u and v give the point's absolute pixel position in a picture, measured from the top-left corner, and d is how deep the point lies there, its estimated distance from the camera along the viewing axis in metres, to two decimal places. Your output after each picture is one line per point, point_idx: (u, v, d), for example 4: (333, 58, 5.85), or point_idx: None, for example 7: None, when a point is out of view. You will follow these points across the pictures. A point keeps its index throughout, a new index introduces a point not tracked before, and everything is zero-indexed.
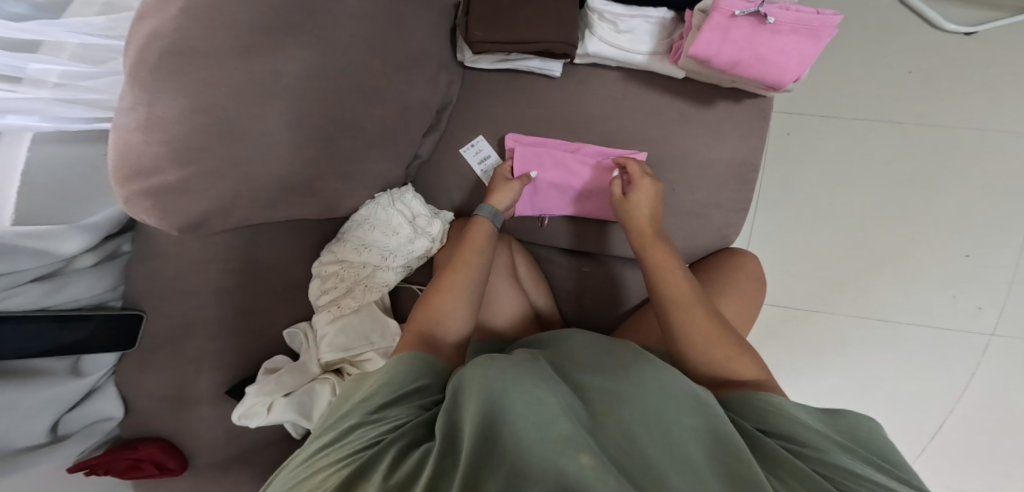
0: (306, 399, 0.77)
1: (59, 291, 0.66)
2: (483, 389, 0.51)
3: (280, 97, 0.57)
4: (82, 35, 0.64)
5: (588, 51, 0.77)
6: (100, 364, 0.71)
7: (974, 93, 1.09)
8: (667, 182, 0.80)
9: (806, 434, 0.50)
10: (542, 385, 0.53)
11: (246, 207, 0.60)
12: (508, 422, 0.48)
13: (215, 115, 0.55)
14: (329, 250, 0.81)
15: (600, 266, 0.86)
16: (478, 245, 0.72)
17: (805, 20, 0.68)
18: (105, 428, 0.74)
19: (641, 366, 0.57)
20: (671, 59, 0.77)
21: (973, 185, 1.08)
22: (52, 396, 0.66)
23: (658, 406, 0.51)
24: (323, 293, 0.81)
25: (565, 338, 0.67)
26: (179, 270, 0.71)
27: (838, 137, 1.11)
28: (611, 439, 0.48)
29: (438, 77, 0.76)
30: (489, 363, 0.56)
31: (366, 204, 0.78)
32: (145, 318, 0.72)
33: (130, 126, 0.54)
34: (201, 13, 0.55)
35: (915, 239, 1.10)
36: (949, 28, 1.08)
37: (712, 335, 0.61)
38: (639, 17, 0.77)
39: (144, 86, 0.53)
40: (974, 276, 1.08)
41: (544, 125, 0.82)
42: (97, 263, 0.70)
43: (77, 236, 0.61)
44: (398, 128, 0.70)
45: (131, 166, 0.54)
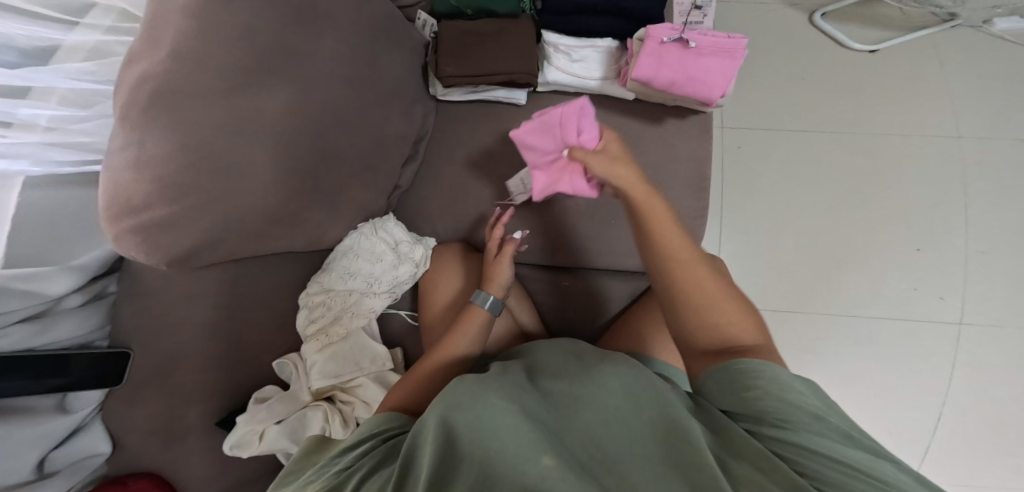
0: (298, 426, 0.80)
1: (46, 332, 0.68)
2: (446, 407, 0.54)
3: (263, 132, 0.61)
4: (72, 80, 0.66)
5: (548, 80, 0.83)
6: (87, 401, 0.73)
7: (891, 103, 1.22)
8: None
9: (776, 407, 0.51)
10: (510, 395, 0.56)
11: (234, 239, 0.63)
12: (472, 433, 0.51)
13: (203, 151, 0.58)
14: (315, 280, 0.85)
15: (580, 280, 0.89)
16: (463, 333, 0.74)
17: (722, 43, 0.75)
18: (92, 464, 0.75)
19: (606, 370, 0.61)
20: (620, 83, 0.84)
21: (910, 183, 1.18)
22: (43, 431, 0.68)
23: (620, 406, 0.55)
24: (310, 322, 0.85)
25: (534, 351, 0.72)
26: (166, 307, 0.74)
27: (784, 147, 1.21)
28: (578, 442, 0.52)
29: (412, 110, 0.81)
30: (462, 384, 0.59)
31: (350, 235, 0.82)
32: (131, 356, 0.74)
33: (123, 166, 0.57)
34: (189, 55, 0.58)
35: (873, 236, 1.16)
36: (854, 47, 1.25)
37: (713, 309, 0.58)
38: (588, 48, 0.83)
39: (136, 126, 0.56)
40: (930, 268, 1.14)
41: (511, 151, 0.87)
42: (84, 304, 0.72)
43: (68, 277, 0.65)
44: (377, 157, 0.75)
45: (124, 204, 0.57)
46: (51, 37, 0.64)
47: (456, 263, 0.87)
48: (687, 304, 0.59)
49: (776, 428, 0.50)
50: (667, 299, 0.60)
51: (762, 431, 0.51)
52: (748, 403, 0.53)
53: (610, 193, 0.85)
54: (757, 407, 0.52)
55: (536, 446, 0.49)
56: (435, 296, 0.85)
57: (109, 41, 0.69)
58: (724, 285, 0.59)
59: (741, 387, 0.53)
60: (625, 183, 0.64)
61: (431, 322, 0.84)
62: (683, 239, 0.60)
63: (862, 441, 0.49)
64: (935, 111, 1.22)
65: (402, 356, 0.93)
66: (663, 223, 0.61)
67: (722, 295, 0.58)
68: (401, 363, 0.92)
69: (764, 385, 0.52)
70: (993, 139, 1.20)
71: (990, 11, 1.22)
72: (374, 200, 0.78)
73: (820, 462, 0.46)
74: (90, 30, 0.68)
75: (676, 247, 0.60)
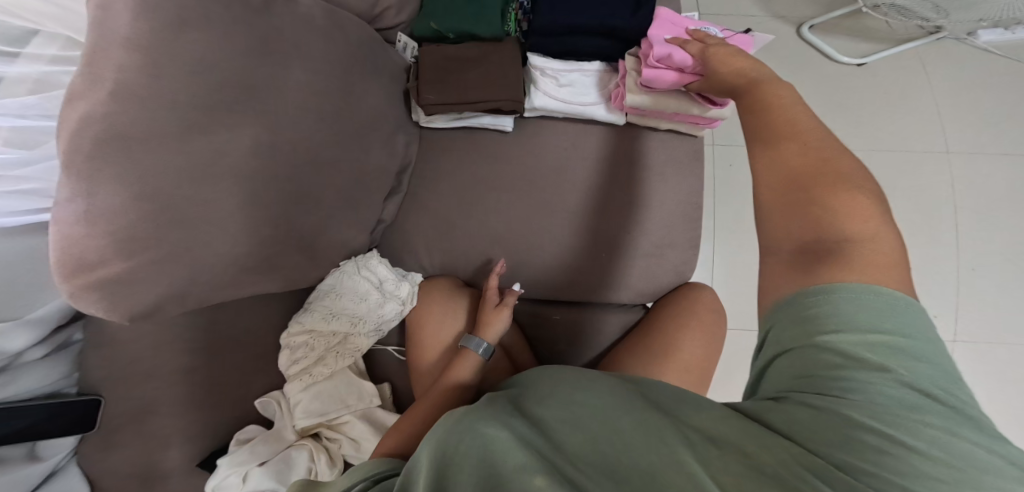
0: (284, 466, 0.74)
1: (9, 384, 0.63)
2: (434, 445, 0.49)
3: (229, 176, 0.57)
4: (14, 117, 0.59)
5: (535, 105, 0.80)
6: (59, 447, 0.67)
7: (879, 116, 1.21)
8: (620, 224, 0.82)
9: (835, 362, 0.44)
10: (500, 416, 0.51)
11: (202, 291, 0.59)
12: (461, 462, 0.46)
13: (161, 202, 0.53)
14: (296, 320, 0.81)
15: (572, 312, 0.85)
16: (455, 380, 0.72)
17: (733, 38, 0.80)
18: None
19: (594, 382, 0.55)
20: (615, 105, 0.81)
21: (900, 197, 1.16)
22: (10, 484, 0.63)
23: (611, 405, 0.50)
24: (292, 363, 0.80)
25: (522, 377, 0.64)
26: (136, 356, 0.69)
27: None
28: (574, 451, 0.45)
29: (394, 139, 0.79)
30: (451, 420, 0.53)
31: (332, 273, 0.78)
32: (103, 403, 0.68)
33: (71, 219, 0.50)
34: (127, 95, 0.51)
35: None
36: (842, 60, 1.24)
37: (823, 196, 0.53)
38: (576, 72, 0.81)
39: (78, 176, 0.49)
40: (923, 285, 1.12)
41: (497, 179, 0.84)
42: (48, 355, 0.66)
43: (24, 332, 0.61)
44: (356, 193, 0.74)
45: (73, 262, 0.51)
46: None
47: (449, 300, 0.83)
48: (789, 189, 0.55)
49: (812, 393, 0.44)
50: (763, 193, 0.57)
51: (798, 398, 0.44)
52: (787, 364, 0.47)
53: (600, 222, 0.82)
54: (807, 372, 0.45)
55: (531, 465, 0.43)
56: (427, 336, 0.81)
57: (53, 72, 0.61)
58: (853, 184, 0.54)
59: (791, 339, 0.47)
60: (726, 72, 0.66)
61: (422, 363, 0.80)
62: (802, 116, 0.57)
63: (939, 398, 0.41)
64: (922, 125, 1.21)
65: (389, 394, 0.89)
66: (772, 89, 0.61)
67: (830, 180, 0.54)
68: (389, 400, 0.89)
69: (801, 342, 0.47)
70: (982, 153, 1.19)
71: (976, 24, 1.22)
72: (355, 238, 0.76)
73: (865, 443, 0.40)
74: (33, 59, 0.60)
75: (789, 140, 0.57)
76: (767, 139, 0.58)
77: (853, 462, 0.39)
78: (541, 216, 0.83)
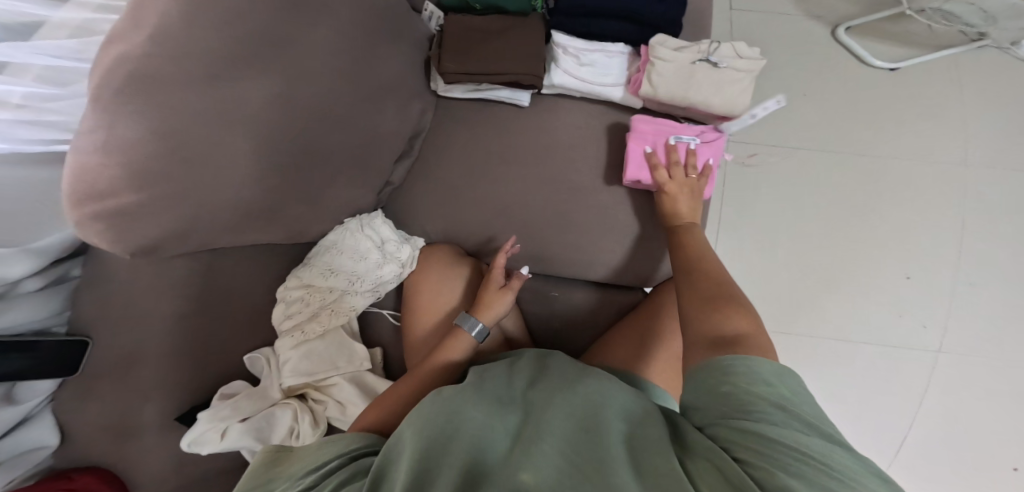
0: (264, 425, 0.75)
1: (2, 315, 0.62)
2: (419, 423, 0.53)
3: (245, 121, 0.57)
4: (50, 57, 0.62)
5: (553, 82, 0.80)
6: (36, 391, 0.67)
7: (897, 124, 1.23)
8: (626, 208, 0.83)
9: (748, 399, 0.46)
10: (489, 408, 0.56)
11: (206, 231, 0.59)
12: (454, 442, 0.50)
13: (177, 140, 0.54)
14: (295, 274, 0.82)
15: (566, 291, 0.87)
16: (448, 356, 0.72)
17: (705, 140, 0.80)
18: (38, 457, 0.69)
19: (590, 380, 0.60)
20: (631, 90, 0.81)
21: (906, 208, 1.18)
22: None
23: (596, 407, 0.55)
24: (286, 317, 0.81)
25: (541, 362, 0.68)
26: (132, 296, 0.70)
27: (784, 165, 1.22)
28: (560, 442, 0.50)
29: (410, 105, 0.79)
30: (437, 399, 0.57)
31: (335, 229, 0.80)
32: (92, 345, 0.69)
33: (90, 149, 0.52)
34: (168, 39, 0.54)
35: (864, 257, 1.16)
36: (877, 63, 1.26)
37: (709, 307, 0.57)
38: (597, 52, 0.82)
39: (109, 109, 0.52)
40: (915, 295, 1.14)
41: (509, 153, 0.84)
42: (43, 288, 0.67)
43: (29, 260, 0.59)
44: (368, 155, 0.74)
45: (85, 190, 0.52)
46: (34, 13, 0.62)
47: (448, 268, 0.85)
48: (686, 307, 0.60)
49: (737, 420, 0.46)
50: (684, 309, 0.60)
51: (720, 427, 0.47)
52: (695, 396, 0.50)
53: (605, 205, 0.83)
54: (726, 405, 0.47)
55: (517, 461, 0.48)
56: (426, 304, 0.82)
57: (94, 19, 0.66)
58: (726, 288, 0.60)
59: (710, 386, 0.49)
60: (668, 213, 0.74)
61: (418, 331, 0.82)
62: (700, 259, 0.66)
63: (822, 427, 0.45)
64: (940, 139, 1.22)
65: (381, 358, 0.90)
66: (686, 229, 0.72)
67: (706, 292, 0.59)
68: (379, 363, 0.89)
69: (719, 385, 0.48)
70: (1001, 170, 1.20)
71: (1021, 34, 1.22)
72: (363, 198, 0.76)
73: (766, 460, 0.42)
74: (80, 7, 0.65)
75: (705, 280, 0.62)
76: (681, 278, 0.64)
77: (792, 482, 0.40)
78: (549, 195, 0.83)
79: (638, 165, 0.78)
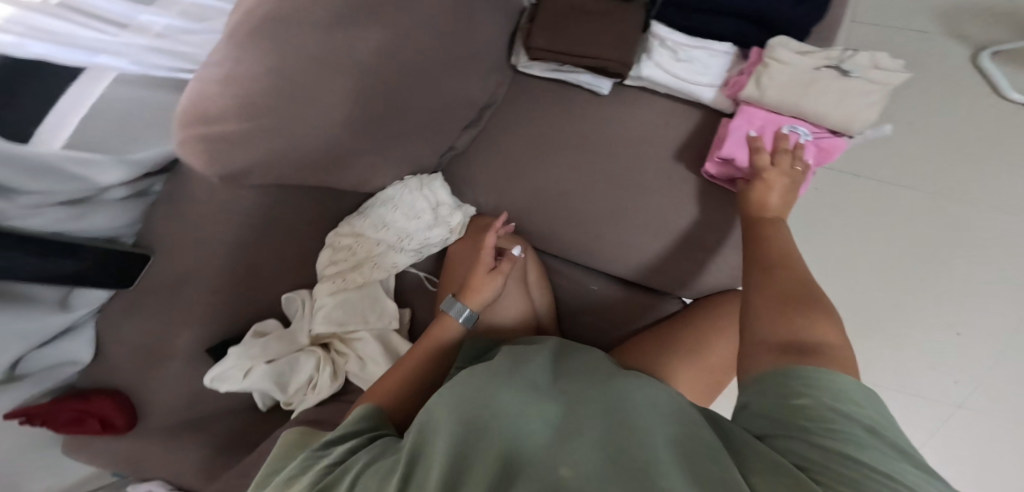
0: (286, 370, 0.81)
1: (85, 218, 0.64)
2: (454, 407, 0.52)
3: (352, 69, 0.58)
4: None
5: (642, 73, 0.81)
6: (89, 301, 0.70)
7: (996, 175, 1.12)
8: (687, 215, 0.82)
9: (832, 417, 0.44)
10: (526, 395, 0.54)
11: (287, 170, 0.60)
12: (489, 428, 0.49)
13: (289, 78, 0.55)
14: (347, 222, 0.84)
15: (605, 286, 0.88)
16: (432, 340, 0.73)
17: (816, 142, 0.77)
18: (65, 367, 0.75)
19: (625, 381, 0.58)
20: (725, 93, 0.80)
21: (982, 266, 1.10)
22: (38, 325, 0.66)
23: (638, 404, 0.52)
24: (331, 263, 0.84)
25: (570, 356, 0.68)
26: (195, 223, 0.69)
27: (859, 191, 1.16)
28: (600, 436, 0.48)
29: (490, 76, 0.81)
30: (470, 384, 0.56)
31: (395, 185, 0.81)
32: (153, 260, 0.70)
33: (210, 75, 0.54)
34: None
35: (912, 307, 1.12)
36: (1014, 97, 1.13)
37: (796, 310, 0.54)
38: (699, 50, 0.81)
39: (236, 41, 0.54)
40: (955, 350, 1.09)
41: (576, 139, 0.85)
42: (126, 198, 0.68)
43: (120, 169, 0.61)
44: (440, 119, 0.74)
45: (194, 110, 0.53)
46: None
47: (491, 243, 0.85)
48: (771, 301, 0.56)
49: (813, 436, 0.43)
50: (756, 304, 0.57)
51: (797, 440, 0.44)
52: (763, 405, 0.49)
53: (664, 208, 0.82)
54: (808, 419, 0.45)
55: (556, 450, 0.46)
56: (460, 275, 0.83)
57: None
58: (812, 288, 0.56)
59: (785, 396, 0.47)
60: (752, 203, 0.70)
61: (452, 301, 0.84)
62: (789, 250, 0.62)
63: (913, 454, 0.42)
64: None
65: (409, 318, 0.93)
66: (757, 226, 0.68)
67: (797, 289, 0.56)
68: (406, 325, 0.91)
69: (795, 395, 0.47)
70: None
71: None
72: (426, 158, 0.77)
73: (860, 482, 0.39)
74: None
75: (790, 274, 0.58)
76: (764, 264, 0.60)
77: None
78: (609, 188, 0.83)
79: (736, 143, 0.76)
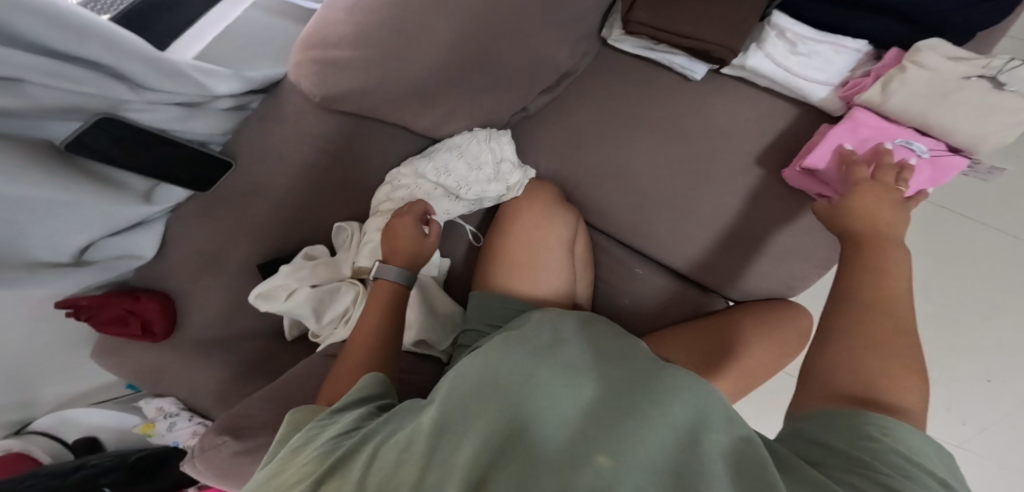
0: (325, 298, 0.83)
1: (191, 121, 0.78)
2: (482, 390, 0.52)
3: (452, 17, 0.67)
4: None
5: (749, 63, 0.80)
6: (170, 197, 0.79)
7: None
8: (756, 216, 0.80)
9: (895, 460, 0.43)
10: (560, 380, 0.54)
11: (379, 99, 0.70)
12: (520, 414, 0.49)
13: (399, 19, 0.66)
14: (411, 162, 0.85)
15: (651, 272, 0.86)
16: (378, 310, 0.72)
17: (933, 159, 0.72)
18: (127, 264, 0.81)
19: (661, 368, 0.58)
20: (841, 94, 0.78)
21: None
22: (117, 212, 0.74)
23: (677, 395, 0.52)
24: (387, 199, 0.85)
25: (602, 333, 0.66)
26: (290, 134, 0.83)
27: (943, 233, 1.13)
28: (638, 427, 0.48)
29: (576, 45, 0.84)
30: (501, 362, 0.56)
31: (462, 133, 0.83)
32: (232, 168, 0.82)
33: (342, 13, 0.68)
34: None
35: (954, 350, 1.10)
36: None
37: (873, 350, 0.51)
38: (824, 44, 0.79)
39: None
40: (988, 399, 1.09)
41: (651, 118, 0.84)
42: (228, 110, 0.84)
43: (235, 83, 0.80)
44: (521, 76, 0.79)
45: (323, 38, 0.68)
46: None
47: (548, 211, 0.82)
48: (850, 331, 0.53)
49: (874, 472, 0.42)
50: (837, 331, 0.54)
51: (856, 475, 0.43)
52: (822, 434, 0.47)
53: (727, 206, 0.81)
54: (868, 458, 0.44)
55: (593, 445, 0.46)
56: (514, 236, 0.80)
57: None
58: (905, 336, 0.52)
59: (850, 437, 0.46)
60: (862, 222, 0.62)
61: (505, 264, 0.79)
62: (898, 269, 0.56)
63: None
64: None
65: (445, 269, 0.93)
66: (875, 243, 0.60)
67: (883, 323, 0.52)
68: (443, 275, 0.93)
69: (853, 438, 0.46)
70: None
71: None
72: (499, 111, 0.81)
73: None
74: None
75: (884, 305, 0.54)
76: (861, 287, 0.56)
77: None
78: (675, 173, 0.82)
79: (829, 153, 0.73)
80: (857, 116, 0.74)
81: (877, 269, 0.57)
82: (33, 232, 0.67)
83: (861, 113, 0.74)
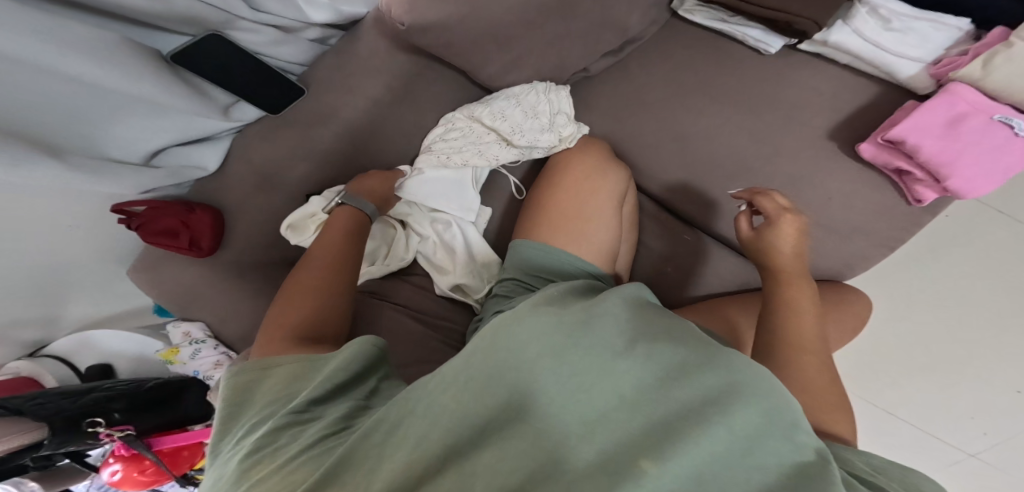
0: None
1: (281, 46, 0.83)
2: (495, 387, 0.48)
3: None
4: None
5: (832, 37, 0.81)
6: (243, 115, 0.83)
7: None
8: (819, 194, 0.81)
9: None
10: (585, 359, 0.49)
11: (459, 34, 0.73)
12: (542, 415, 0.46)
13: None
14: (470, 106, 0.88)
15: (701, 239, 0.87)
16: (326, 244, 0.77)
17: None
18: (191, 174, 0.84)
19: (699, 341, 0.52)
20: (932, 71, 0.78)
21: None
22: (193, 122, 0.79)
23: (715, 377, 0.48)
24: (443, 139, 0.88)
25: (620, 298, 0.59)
26: (363, 66, 0.85)
27: (997, 242, 1.09)
28: (677, 425, 0.45)
29: (646, 11, 0.86)
30: (512, 340, 0.51)
31: (523, 85, 0.85)
32: (302, 97, 0.86)
33: None
34: None
35: (987, 359, 1.10)
36: None
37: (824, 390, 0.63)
38: (921, 21, 0.80)
39: None
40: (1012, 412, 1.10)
41: (711, 90, 0.86)
42: (313, 42, 0.90)
43: (328, 13, 0.86)
44: (589, 35, 0.82)
45: None
46: None
47: (582, 179, 0.81)
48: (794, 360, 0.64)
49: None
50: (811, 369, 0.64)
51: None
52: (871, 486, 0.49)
53: (784, 183, 0.82)
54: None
55: (632, 445, 0.43)
56: (556, 201, 0.80)
57: None
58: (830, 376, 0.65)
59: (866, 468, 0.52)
60: (775, 261, 0.69)
61: (551, 229, 0.78)
62: (799, 298, 0.66)
63: None
64: None
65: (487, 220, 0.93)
66: (795, 283, 0.68)
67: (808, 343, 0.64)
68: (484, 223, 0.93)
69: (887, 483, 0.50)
70: None
71: None
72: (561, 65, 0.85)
73: None
74: None
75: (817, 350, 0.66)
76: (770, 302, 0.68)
77: None
78: (733, 145, 0.84)
79: (919, 128, 0.74)
80: (954, 90, 0.75)
81: (782, 277, 0.68)
82: (116, 127, 0.73)
83: (958, 88, 0.74)
